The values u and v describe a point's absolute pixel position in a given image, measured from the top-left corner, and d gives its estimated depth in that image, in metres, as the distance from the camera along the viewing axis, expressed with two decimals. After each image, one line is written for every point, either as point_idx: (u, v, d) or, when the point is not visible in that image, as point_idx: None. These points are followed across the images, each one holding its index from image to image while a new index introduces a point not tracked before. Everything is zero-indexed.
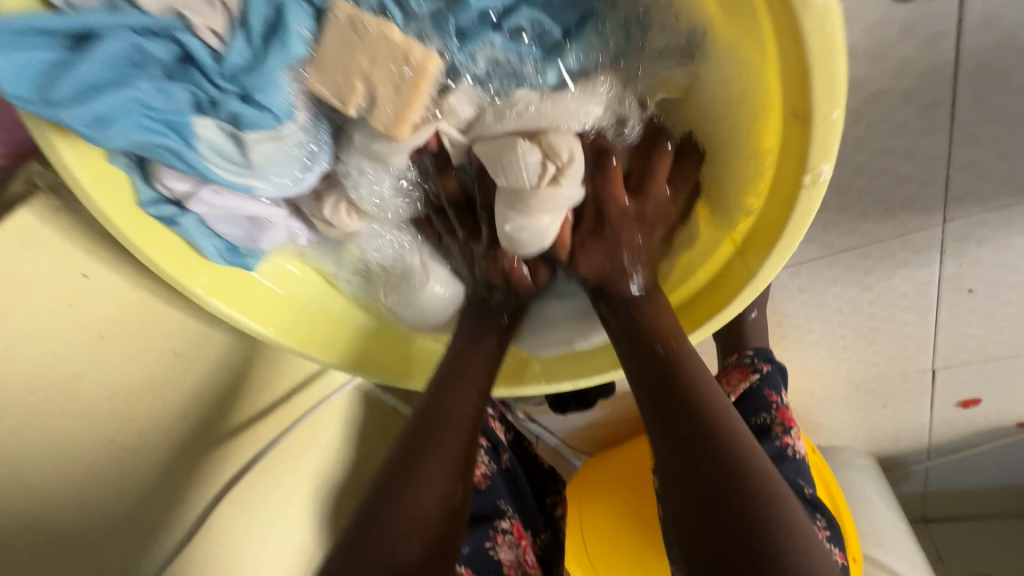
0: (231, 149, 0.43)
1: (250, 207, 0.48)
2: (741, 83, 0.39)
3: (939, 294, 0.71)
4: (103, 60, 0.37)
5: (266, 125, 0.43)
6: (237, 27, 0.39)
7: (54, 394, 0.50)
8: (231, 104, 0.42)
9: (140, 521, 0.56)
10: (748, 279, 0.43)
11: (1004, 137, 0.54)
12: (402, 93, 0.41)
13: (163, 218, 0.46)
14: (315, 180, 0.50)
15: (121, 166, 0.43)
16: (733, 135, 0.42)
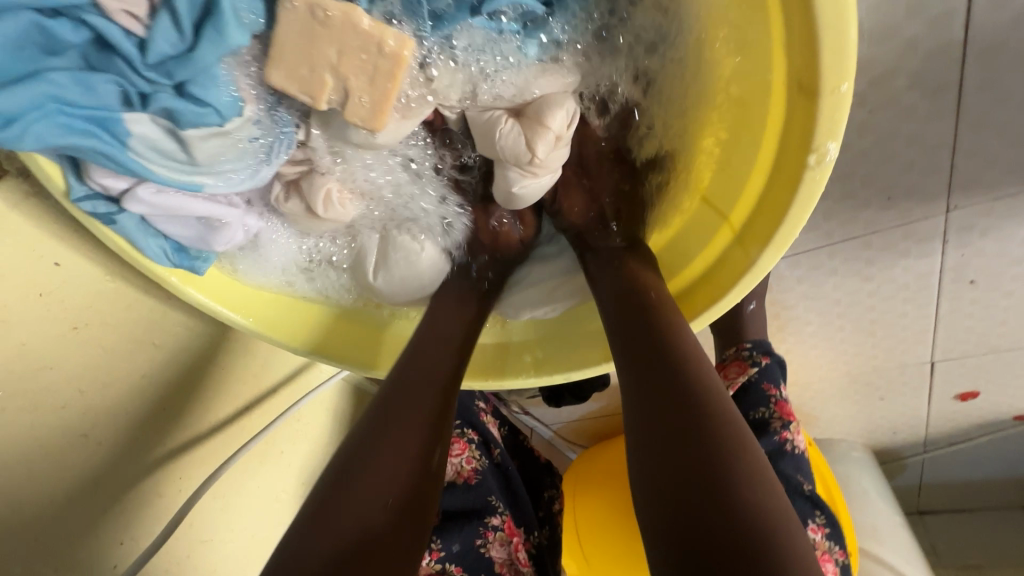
0: (172, 145, 0.41)
1: (199, 208, 0.46)
2: (754, 51, 0.36)
3: (940, 285, 0.70)
4: (7, 49, 0.32)
5: (208, 121, 0.40)
6: (160, 7, 0.34)
7: (24, 387, 0.47)
8: (165, 98, 0.37)
9: (121, 520, 0.55)
10: (747, 268, 0.40)
11: (1013, 122, 0.52)
12: (376, 84, 0.39)
13: (94, 215, 0.42)
14: (273, 172, 0.48)
15: (48, 157, 0.39)
16: (745, 107, 0.39)
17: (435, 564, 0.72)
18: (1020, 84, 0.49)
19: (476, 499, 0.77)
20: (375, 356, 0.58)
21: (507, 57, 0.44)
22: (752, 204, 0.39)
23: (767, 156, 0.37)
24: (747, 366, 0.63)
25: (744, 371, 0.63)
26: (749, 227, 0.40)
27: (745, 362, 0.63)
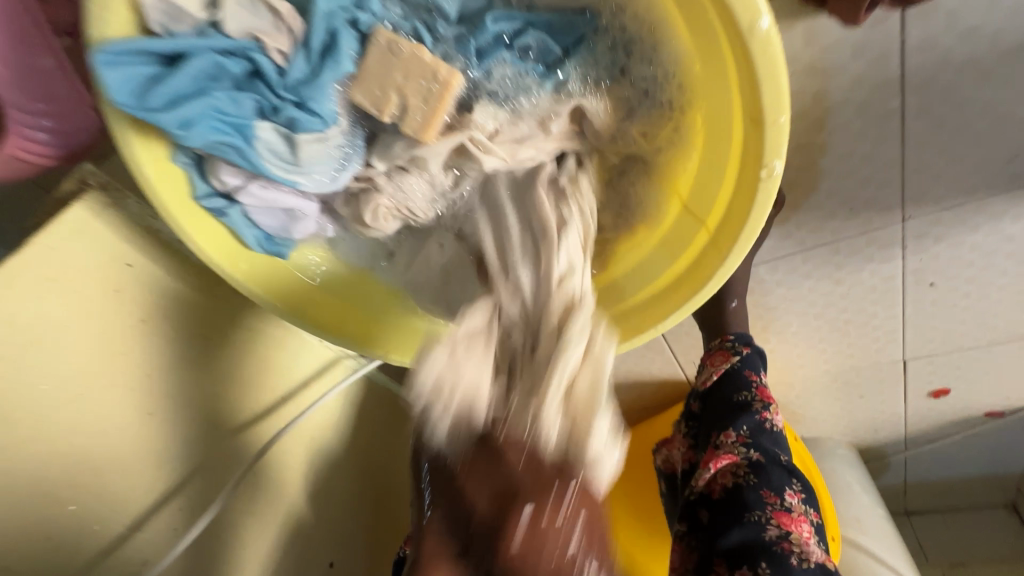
0: (285, 149, 0.46)
1: (289, 201, 0.50)
2: (710, 89, 0.44)
3: (904, 287, 0.77)
4: (190, 74, 0.42)
5: (316, 128, 0.46)
6: (299, 46, 0.44)
7: (84, 370, 0.53)
8: (289, 111, 0.46)
9: (166, 499, 0.58)
10: (720, 263, 0.47)
11: (950, 144, 0.61)
12: (428, 104, 0.46)
13: (212, 209, 0.49)
14: (349, 180, 0.52)
15: (181, 164, 0.46)
16: (705, 132, 0.46)
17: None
18: (951, 112, 0.58)
19: None
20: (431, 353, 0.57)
21: (535, 94, 0.51)
22: (722, 209, 0.46)
23: (732, 173, 0.45)
24: (730, 355, 0.68)
25: (728, 360, 0.68)
26: (723, 228, 0.46)
27: (729, 351, 0.69)
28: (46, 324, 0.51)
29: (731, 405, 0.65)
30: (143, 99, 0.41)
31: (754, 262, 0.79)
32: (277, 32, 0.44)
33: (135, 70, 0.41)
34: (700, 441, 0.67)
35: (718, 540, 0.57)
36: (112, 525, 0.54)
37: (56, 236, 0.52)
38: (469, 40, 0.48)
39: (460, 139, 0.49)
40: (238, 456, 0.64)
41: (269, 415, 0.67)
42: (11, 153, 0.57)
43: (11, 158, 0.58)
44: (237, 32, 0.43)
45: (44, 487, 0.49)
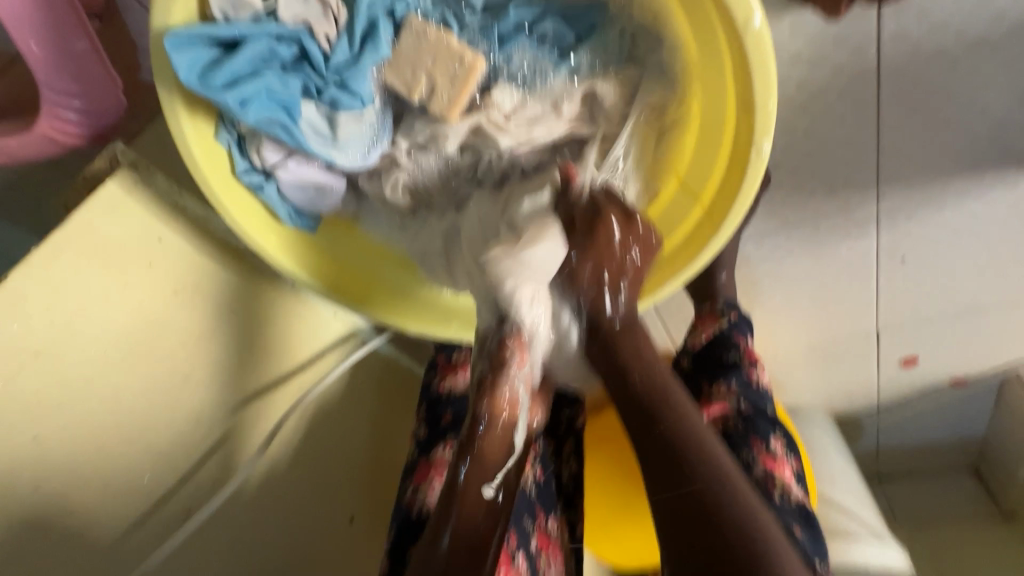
0: (325, 126, 0.51)
1: (320, 176, 0.55)
2: (710, 75, 0.48)
3: (877, 262, 0.84)
4: (247, 57, 0.46)
5: (354, 107, 0.52)
6: (343, 33, 0.51)
7: (124, 339, 0.56)
8: (332, 91, 0.51)
9: (206, 461, 0.62)
10: (714, 233, 0.52)
11: (920, 129, 0.67)
12: (455, 84, 0.52)
13: (250, 184, 0.53)
14: (377, 157, 0.56)
15: (225, 142, 0.51)
16: (707, 116, 0.51)
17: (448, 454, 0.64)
18: (921, 99, 0.64)
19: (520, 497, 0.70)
20: (443, 320, 0.62)
21: (548, 79, 0.56)
22: (716, 186, 0.51)
23: (725, 154, 0.50)
24: (719, 318, 0.76)
25: (717, 322, 0.76)
26: (716, 203, 0.52)
27: (718, 315, 0.76)
28: (89, 292, 0.54)
29: (722, 363, 0.72)
30: (205, 79, 0.45)
31: (741, 239, 0.85)
32: (325, 21, 0.50)
33: (198, 55, 0.44)
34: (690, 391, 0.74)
35: None
36: (160, 477, 0.58)
37: (94, 213, 0.55)
38: (492, 28, 0.55)
39: (478, 121, 0.55)
40: (265, 420, 0.67)
41: (291, 381, 0.70)
42: (43, 132, 0.59)
43: (43, 137, 0.59)
44: (292, 20, 0.49)
45: (98, 442, 0.54)
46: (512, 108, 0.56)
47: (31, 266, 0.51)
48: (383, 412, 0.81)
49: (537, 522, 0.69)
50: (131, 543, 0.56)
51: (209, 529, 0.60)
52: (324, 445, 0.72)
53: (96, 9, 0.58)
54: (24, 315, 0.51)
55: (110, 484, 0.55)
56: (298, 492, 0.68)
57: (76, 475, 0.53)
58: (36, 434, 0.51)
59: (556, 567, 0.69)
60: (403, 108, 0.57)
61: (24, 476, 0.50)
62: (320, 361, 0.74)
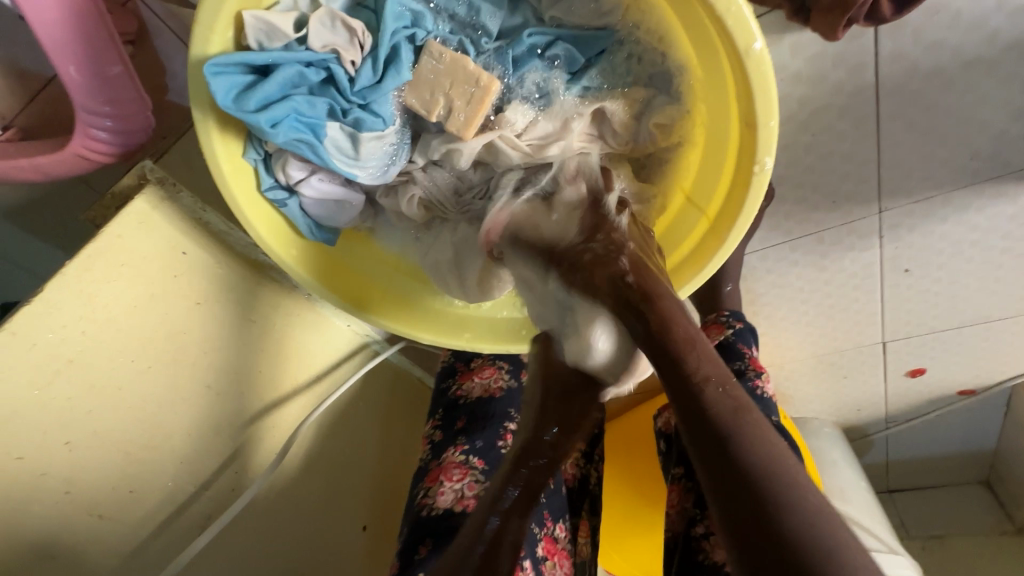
0: (348, 145, 0.54)
1: (341, 192, 0.58)
2: (716, 95, 0.50)
3: (881, 273, 0.85)
4: (278, 81, 0.48)
5: (377, 127, 0.55)
6: (368, 56, 0.52)
7: (150, 349, 0.58)
8: (356, 112, 0.54)
9: (226, 468, 0.63)
10: (720, 246, 0.53)
11: (920, 144, 0.69)
12: (471, 105, 0.54)
13: (274, 200, 0.55)
14: (395, 173, 0.60)
15: (252, 160, 0.53)
16: (713, 133, 0.53)
17: (459, 456, 0.66)
18: (920, 115, 0.66)
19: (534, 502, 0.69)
20: (453, 330, 0.63)
21: (561, 96, 0.58)
22: (720, 200, 0.53)
23: (728, 170, 0.51)
24: (724, 327, 0.78)
25: (722, 332, 0.77)
26: (720, 216, 0.53)
27: (723, 325, 0.78)
28: (117, 303, 0.56)
29: (728, 373, 0.73)
30: (239, 102, 0.47)
31: (746, 251, 0.87)
32: (351, 47, 0.51)
33: (232, 79, 0.46)
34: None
35: None
36: (182, 483, 0.60)
37: (124, 227, 0.57)
38: (507, 51, 0.56)
39: (492, 139, 0.57)
40: (280, 428, 0.69)
41: (306, 391, 0.72)
42: (75, 150, 0.62)
43: (75, 155, 0.62)
44: (320, 47, 0.50)
45: (125, 449, 0.56)
46: (523, 126, 0.59)
47: (64, 277, 0.53)
48: (393, 423, 0.83)
49: (545, 529, 0.69)
50: (152, 549, 0.57)
51: (228, 535, 0.61)
52: (336, 453, 0.74)
53: (128, 34, 0.61)
54: (55, 325, 0.52)
55: (135, 490, 0.56)
56: (312, 498, 0.70)
57: (101, 481, 0.54)
58: (66, 441, 0.52)
59: (564, 573, 0.69)
60: (421, 123, 0.59)
61: (54, 483, 0.52)
62: (333, 372, 0.76)
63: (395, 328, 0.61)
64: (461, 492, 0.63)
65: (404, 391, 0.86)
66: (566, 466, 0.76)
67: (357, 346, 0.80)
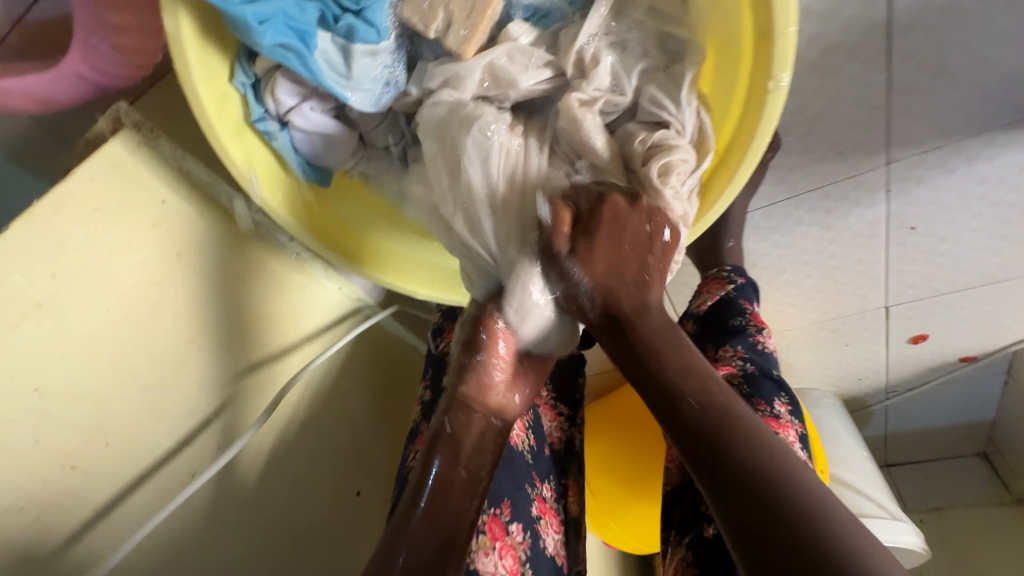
0: (340, 59, 0.52)
1: (333, 125, 0.57)
2: (733, 8, 0.49)
3: (887, 231, 0.83)
4: None
5: (371, 39, 0.53)
6: None
7: (126, 300, 0.55)
8: (349, 19, 0.51)
9: (213, 427, 0.60)
10: (732, 176, 0.51)
11: (931, 88, 0.66)
12: (471, 18, 0.53)
13: (264, 131, 0.54)
14: (389, 101, 0.58)
15: (240, 85, 0.52)
16: (730, 49, 0.51)
17: None
18: (934, 53, 0.64)
19: (519, 472, 0.64)
20: (454, 287, 0.60)
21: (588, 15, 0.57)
22: (732, 129, 0.52)
23: (739, 99, 0.51)
24: (725, 283, 0.77)
25: (722, 287, 0.76)
26: (731, 145, 0.52)
27: (724, 279, 0.77)
28: (91, 249, 0.53)
29: (728, 329, 0.73)
30: None
31: (750, 209, 0.84)
32: None
33: None
34: None
35: None
36: (162, 437, 0.57)
37: (98, 169, 0.53)
38: None
39: (493, 59, 0.55)
40: (265, 392, 0.65)
41: (296, 353, 0.68)
42: (75, 67, 0.56)
43: (72, 74, 0.56)
44: None
45: (103, 401, 0.53)
46: (523, 45, 0.56)
47: (32, 217, 0.50)
48: (382, 390, 0.78)
49: (537, 490, 0.66)
50: (126, 509, 0.54)
51: (211, 495, 0.59)
52: (324, 418, 0.70)
53: None
54: (20, 267, 0.49)
55: (110, 443, 0.54)
56: (302, 461, 0.67)
57: (73, 433, 0.51)
58: (36, 387, 0.50)
59: (555, 532, 0.66)
60: (418, 49, 0.57)
61: (24, 430, 0.49)
62: (322, 335, 0.72)
63: (387, 282, 0.59)
64: None
65: (391, 356, 0.81)
66: (550, 429, 0.73)
67: (351, 309, 0.75)
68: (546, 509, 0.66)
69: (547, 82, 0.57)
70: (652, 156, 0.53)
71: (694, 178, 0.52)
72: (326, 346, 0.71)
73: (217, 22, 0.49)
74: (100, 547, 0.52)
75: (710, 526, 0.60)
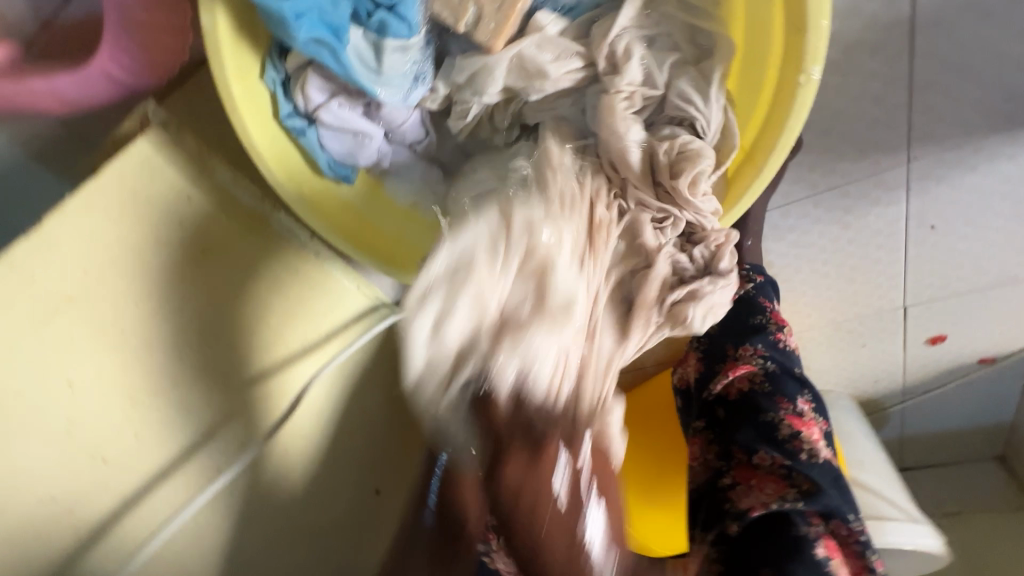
0: (371, 55, 0.53)
1: (360, 123, 0.57)
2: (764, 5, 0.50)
3: (907, 230, 0.82)
4: None
5: (402, 34, 0.53)
6: None
7: (147, 297, 0.55)
8: (382, 14, 0.53)
9: (236, 425, 0.60)
10: (759, 173, 0.51)
11: (952, 84, 0.67)
12: (501, 10, 0.53)
13: (292, 128, 0.55)
14: (417, 98, 0.58)
15: (270, 81, 0.54)
16: (758, 45, 0.52)
17: None
18: (954, 49, 0.65)
19: None
20: None
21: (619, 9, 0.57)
22: (759, 125, 0.52)
23: (767, 93, 0.51)
24: (745, 281, 0.74)
25: (741, 285, 0.74)
26: (758, 141, 0.52)
27: (744, 278, 0.75)
28: (116, 246, 0.53)
29: (749, 327, 0.72)
30: None
31: (768, 208, 0.82)
32: None
33: None
34: (711, 354, 0.72)
35: (734, 434, 0.66)
36: (186, 433, 0.57)
37: (126, 166, 0.54)
38: None
39: (522, 49, 0.56)
40: (282, 394, 0.62)
41: (314, 352, 0.64)
42: (103, 67, 0.57)
43: (100, 73, 0.57)
44: None
45: (130, 395, 0.54)
46: (553, 35, 0.57)
47: (64, 215, 0.51)
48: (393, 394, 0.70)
49: None
50: (150, 503, 0.55)
51: (234, 489, 0.59)
52: (344, 420, 0.67)
53: None
54: (52, 264, 0.51)
55: (137, 437, 0.54)
56: (321, 462, 0.66)
57: (100, 425, 0.53)
58: (68, 379, 0.51)
59: None
60: (446, 45, 0.58)
61: (59, 419, 0.51)
62: (338, 333, 0.66)
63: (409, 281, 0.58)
64: None
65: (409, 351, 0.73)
66: None
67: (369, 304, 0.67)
68: None
69: (576, 73, 0.58)
70: (680, 160, 0.54)
71: (718, 174, 0.54)
72: (344, 344, 0.66)
73: (254, 20, 0.51)
74: (127, 536, 0.54)
75: (735, 525, 0.62)
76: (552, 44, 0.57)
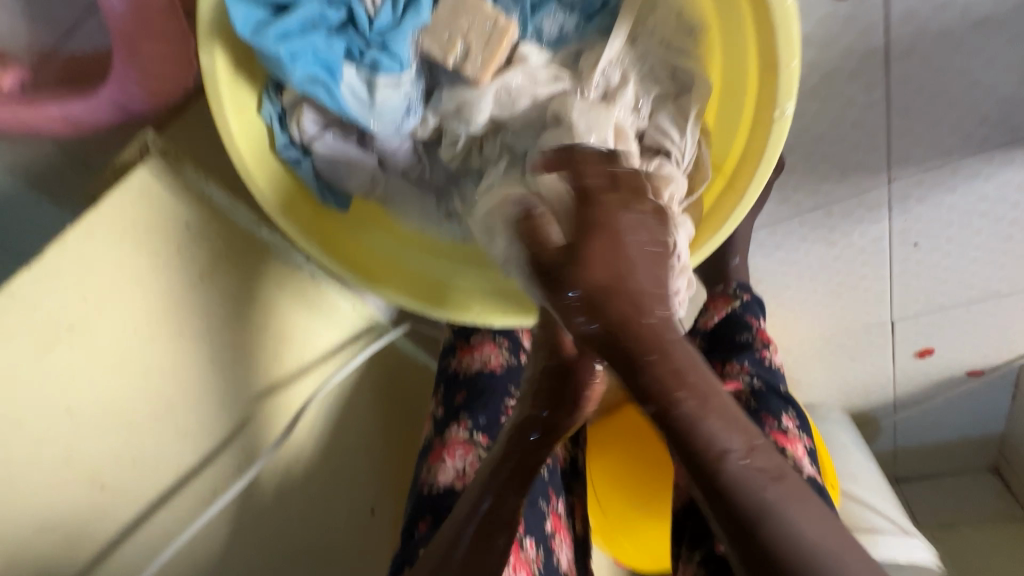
0: (363, 91, 0.55)
1: (354, 151, 0.60)
2: (741, 43, 0.52)
3: (891, 247, 0.84)
4: (300, 17, 0.51)
5: (394, 71, 0.55)
6: None
7: (147, 323, 0.56)
8: (374, 52, 0.54)
9: (232, 447, 0.61)
10: (738, 201, 0.53)
11: (927, 110, 0.69)
12: (489, 46, 0.55)
13: (288, 159, 0.57)
14: (410, 128, 0.61)
15: (267, 114, 0.55)
16: (735, 81, 0.55)
17: (462, 434, 0.64)
18: (930, 78, 0.67)
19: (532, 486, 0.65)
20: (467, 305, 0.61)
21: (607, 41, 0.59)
22: (739, 154, 0.54)
23: (746, 124, 0.53)
24: (731, 300, 0.79)
25: (729, 304, 0.78)
26: (737, 170, 0.54)
27: (730, 297, 0.79)
28: (117, 271, 0.55)
29: (736, 344, 0.74)
30: (258, 31, 0.49)
31: (755, 227, 0.86)
32: None
33: (252, 12, 0.49)
34: None
35: None
36: (185, 456, 0.58)
37: (128, 195, 0.55)
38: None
39: (507, 79, 0.57)
40: (278, 416, 0.65)
41: (312, 373, 0.69)
42: (112, 94, 0.59)
43: (110, 101, 0.60)
44: None
45: (129, 418, 0.55)
46: (539, 64, 0.59)
47: (67, 241, 0.52)
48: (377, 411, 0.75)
49: (551, 506, 0.67)
50: (147, 527, 0.55)
51: (228, 512, 0.60)
52: (337, 440, 0.70)
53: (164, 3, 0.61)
54: (55, 291, 0.51)
55: (135, 463, 0.55)
56: (317, 481, 0.67)
57: (98, 451, 0.53)
58: (68, 406, 0.52)
59: (567, 549, 0.67)
60: (437, 79, 0.59)
61: (55, 446, 0.51)
62: (335, 356, 0.71)
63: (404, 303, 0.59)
64: (461, 469, 0.62)
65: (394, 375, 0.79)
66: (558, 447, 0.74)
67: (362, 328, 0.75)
68: (558, 525, 0.67)
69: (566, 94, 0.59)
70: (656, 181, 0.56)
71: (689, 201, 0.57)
72: (340, 366, 0.71)
73: (253, 58, 0.54)
74: (123, 563, 0.54)
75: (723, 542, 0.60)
76: (540, 77, 0.58)
